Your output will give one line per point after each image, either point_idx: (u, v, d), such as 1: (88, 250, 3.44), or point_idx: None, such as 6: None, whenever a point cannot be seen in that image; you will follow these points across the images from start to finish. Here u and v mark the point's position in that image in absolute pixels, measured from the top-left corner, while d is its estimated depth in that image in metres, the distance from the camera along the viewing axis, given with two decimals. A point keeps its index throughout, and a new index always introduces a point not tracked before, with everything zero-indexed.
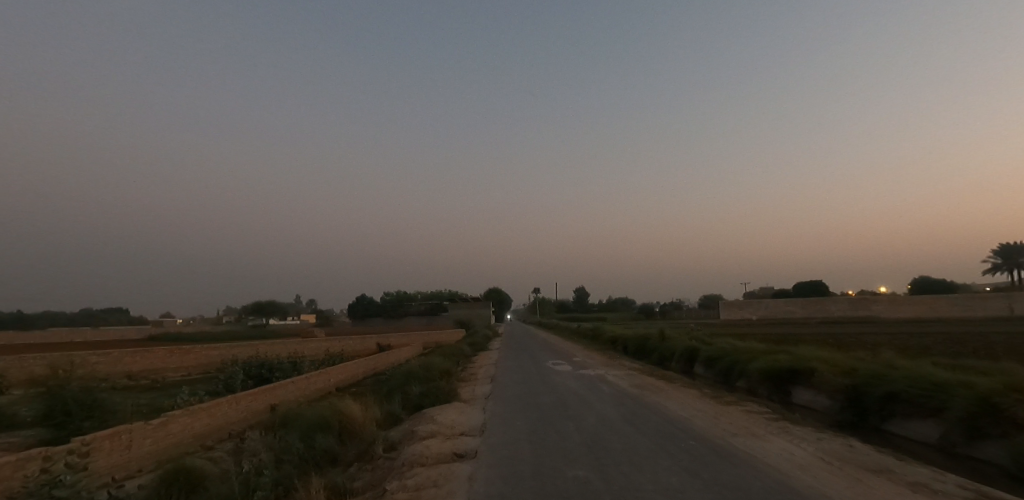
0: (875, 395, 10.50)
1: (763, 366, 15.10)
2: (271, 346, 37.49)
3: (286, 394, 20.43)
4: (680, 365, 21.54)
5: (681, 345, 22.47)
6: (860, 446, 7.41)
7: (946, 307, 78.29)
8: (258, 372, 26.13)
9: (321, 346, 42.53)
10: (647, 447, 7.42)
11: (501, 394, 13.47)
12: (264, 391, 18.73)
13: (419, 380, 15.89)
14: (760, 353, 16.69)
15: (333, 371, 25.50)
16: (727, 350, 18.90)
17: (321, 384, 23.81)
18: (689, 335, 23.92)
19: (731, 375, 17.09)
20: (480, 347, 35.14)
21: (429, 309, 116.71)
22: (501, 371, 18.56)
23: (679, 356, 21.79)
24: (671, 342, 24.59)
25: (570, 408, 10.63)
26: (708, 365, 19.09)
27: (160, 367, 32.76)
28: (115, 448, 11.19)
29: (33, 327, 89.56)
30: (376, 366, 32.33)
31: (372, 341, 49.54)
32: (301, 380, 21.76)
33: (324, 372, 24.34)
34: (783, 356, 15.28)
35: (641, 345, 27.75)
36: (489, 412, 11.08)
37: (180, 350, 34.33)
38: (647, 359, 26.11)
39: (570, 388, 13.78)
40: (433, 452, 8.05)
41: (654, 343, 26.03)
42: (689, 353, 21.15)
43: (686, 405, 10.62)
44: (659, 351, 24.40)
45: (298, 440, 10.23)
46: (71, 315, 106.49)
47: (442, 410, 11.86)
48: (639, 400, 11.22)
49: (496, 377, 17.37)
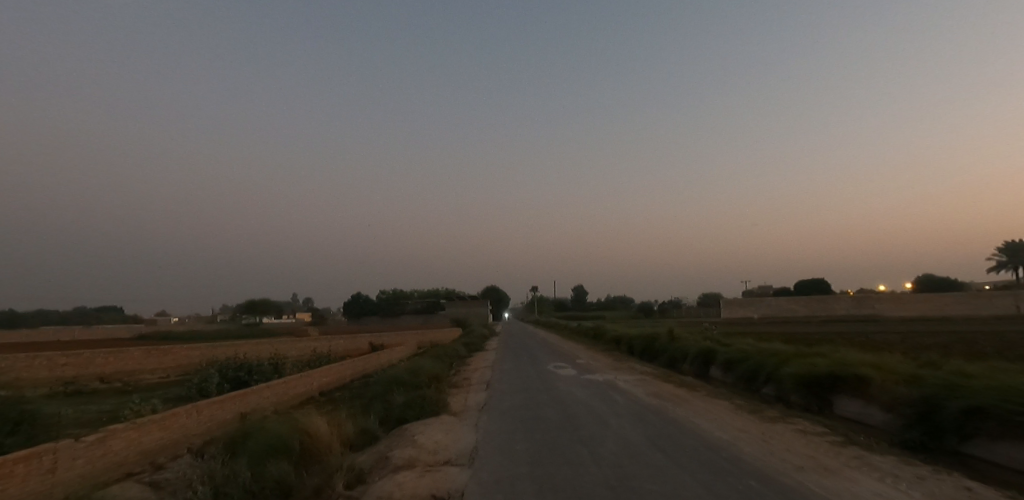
0: (953, 410, 8.55)
1: (797, 372, 13.18)
2: (255, 346, 35.46)
3: (260, 400, 18.46)
4: (695, 368, 19.65)
5: (695, 346, 20.56)
6: (981, 491, 5.51)
7: (951, 306, 76.66)
8: (236, 375, 24.17)
9: (310, 347, 40.53)
10: (692, 488, 5.52)
11: (497, 406, 11.52)
12: (233, 397, 16.73)
13: (404, 387, 13.91)
14: (791, 356, 14.77)
15: (316, 373, 23.57)
16: (750, 352, 17.00)
17: (302, 389, 21.81)
18: (702, 335, 22.04)
19: (756, 381, 15.20)
20: (475, 347, 33.20)
21: (426, 308, 114.76)
22: (499, 376, 16.60)
23: (693, 359, 19.89)
24: (683, 342, 22.68)
25: (581, 426, 8.74)
26: (729, 369, 17.19)
27: (135, 369, 30.76)
28: (33, 472, 9.18)
29: (22, 326, 87.79)
30: (365, 368, 30.37)
31: (365, 341, 47.56)
32: (278, 384, 19.72)
33: (306, 376, 22.38)
34: (820, 360, 13.36)
35: (649, 345, 25.84)
36: (483, 431, 9.15)
37: (157, 351, 32.31)
38: (655, 361, 24.22)
39: (578, 398, 11.87)
40: (408, 492, 6.11)
41: (664, 343, 24.16)
42: (704, 356, 19.28)
43: (722, 422, 8.75)
44: (670, 353, 22.52)
45: (246, 467, 8.25)
46: (62, 315, 104.79)
47: (426, 427, 9.88)
48: (664, 415, 9.36)
49: (492, 383, 15.45)
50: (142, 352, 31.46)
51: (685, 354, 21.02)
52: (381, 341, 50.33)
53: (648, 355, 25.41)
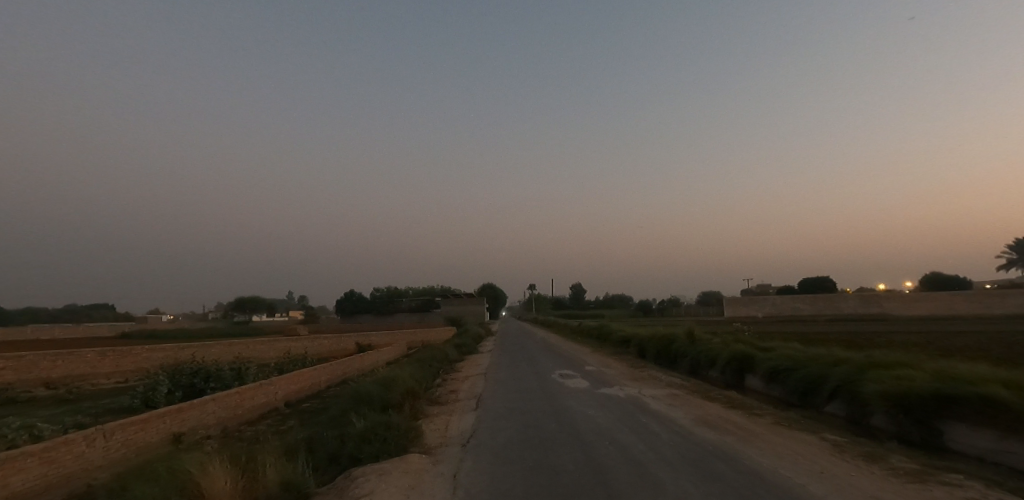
0: None
1: (884, 387, 10.02)
2: (226, 347, 32.04)
3: (204, 416, 15.15)
4: (727, 377, 16.55)
5: (727, 351, 17.36)
6: None
7: (963, 305, 73.95)
8: (190, 382, 20.87)
9: (290, 347, 37.16)
10: None
11: (488, 441, 8.26)
12: (164, 414, 13.43)
13: (367, 409, 10.69)
14: (866, 365, 11.57)
15: (282, 380, 20.30)
16: (802, 359, 13.84)
17: (261, 399, 18.51)
18: (732, 338, 18.87)
19: (820, 397, 12.00)
20: (468, 349, 30.00)
21: (419, 306, 111.22)
22: (493, 390, 13.29)
23: (725, 365, 16.77)
24: (709, 344, 19.59)
25: (618, 487, 5.60)
26: (774, 379, 14.07)
27: (88, 373, 27.39)
28: None
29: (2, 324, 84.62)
30: (344, 372, 27.11)
31: (352, 341, 44.24)
32: (229, 395, 16.41)
33: (267, 384, 19.08)
34: (911, 372, 10.22)
35: (666, 348, 22.75)
36: (464, 493, 5.84)
37: (113, 353, 28.92)
38: (675, 367, 21.04)
39: (599, 426, 8.59)
40: None
41: (684, 347, 21.05)
42: (739, 362, 16.17)
43: (844, 485, 5.50)
44: (693, 357, 19.43)
45: None
46: (51, 312, 102.16)
47: (382, 479, 6.62)
48: (739, 467, 6.20)
49: (485, 399, 12.27)
50: (96, 354, 28.10)
51: (712, 360, 17.91)
52: (369, 340, 47.01)
53: (666, 359, 22.24)
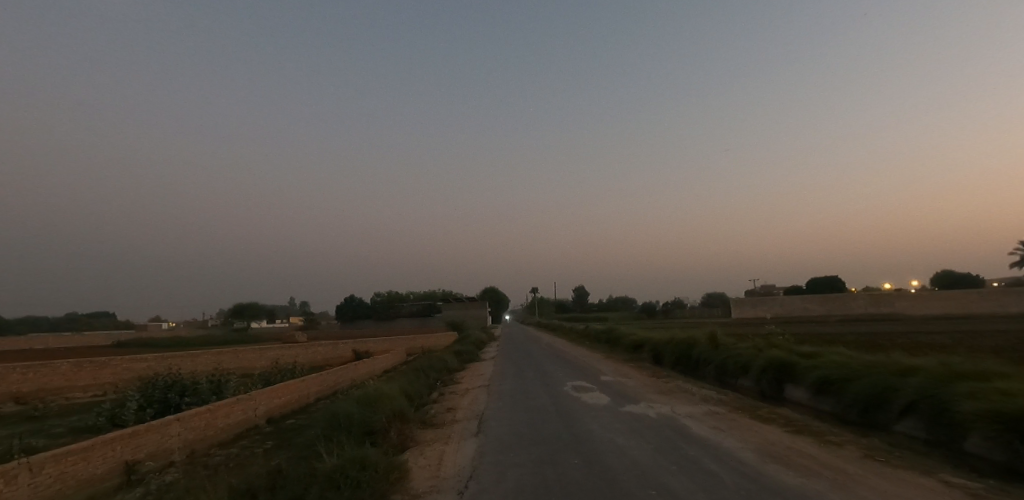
0: None
1: (983, 403, 8.07)
2: (212, 357, 30.05)
3: (165, 439, 13.16)
4: (763, 387, 14.58)
5: (762, 357, 15.32)
6: None
7: (978, 304, 71.73)
8: (163, 397, 18.92)
9: (281, 356, 35.16)
10: None
11: (494, 485, 6.31)
12: (113, 440, 11.43)
13: (342, 440, 8.76)
14: (948, 376, 9.56)
15: (263, 394, 18.35)
16: (858, 368, 11.81)
17: (237, 417, 16.51)
18: (763, 342, 16.87)
19: (890, 414, 9.99)
20: (469, 357, 28.01)
21: (420, 312, 109.06)
22: (497, 408, 11.29)
23: (761, 373, 14.79)
24: (738, 349, 17.63)
25: None
26: (824, 391, 12.10)
27: (62, 387, 25.44)
28: None
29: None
30: (336, 383, 25.15)
31: (349, 348, 42.28)
32: (196, 415, 14.44)
33: (244, 399, 17.11)
34: (1015, 385, 8.25)
35: (687, 353, 20.77)
36: None
37: (91, 364, 27.02)
38: (697, 375, 19.01)
39: (637, 465, 6.61)
40: None
41: (708, 352, 19.08)
42: (778, 370, 14.20)
43: None
44: (721, 363, 17.46)
45: None
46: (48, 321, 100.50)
47: None
48: None
49: (487, 419, 10.34)
50: (72, 366, 26.18)
51: (744, 368, 15.88)
52: (366, 347, 44.96)
53: (686, 365, 20.21)
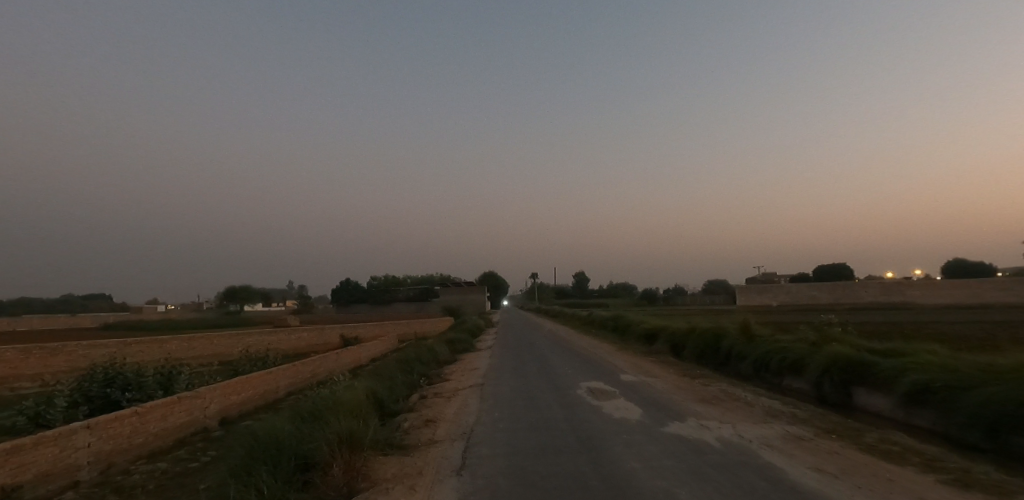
0: None
1: None
2: (179, 343, 27.14)
3: (65, 453, 10.16)
4: (823, 392, 11.63)
5: (821, 355, 12.32)
6: None
7: (994, 294, 68.65)
8: (102, 392, 16.03)
9: (260, 342, 32.30)
10: None
11: None
12: None
13: (255, 488, 5.80)
14: None
15: (213, 391, 15.37)
16: (970, 373, 8.81)
17: (176, 420, 13.57)
18: (816, 334, 13.88)
19: None
20: (463, 347, 25.06)
21: (416, 296, 106.34)
22: (491, 423, 8.33)
23: (821, 374, 11.81)
24: (782, 342, 14.68)
25: None
26: (919, 403, 9.15)
27: (6, 376, 22.50)
28: None
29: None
30: (312, 374, 22.33)
31: (336, 334, 39.46)
32: (115, 420, 11.54)
33: (186, 398, 14.13)
34: None
35: (715, 347, 17.81)
36: None
37: (42, 350, 24.08)
38: (730, 372, 16.09)
39: None
40: None
41: (743, 345, 16.14)
42: (846, 373, 11.21)
43: None
44: (763, 359, 14.50)
45: None
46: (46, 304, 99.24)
47: None
48: None
49: (476, 443, 7.36)
50: (18, 352, 23.21)
51: (795, 367, 12.92)
52: (356, 332, 42.24)
53: (715, 360, 17.29)
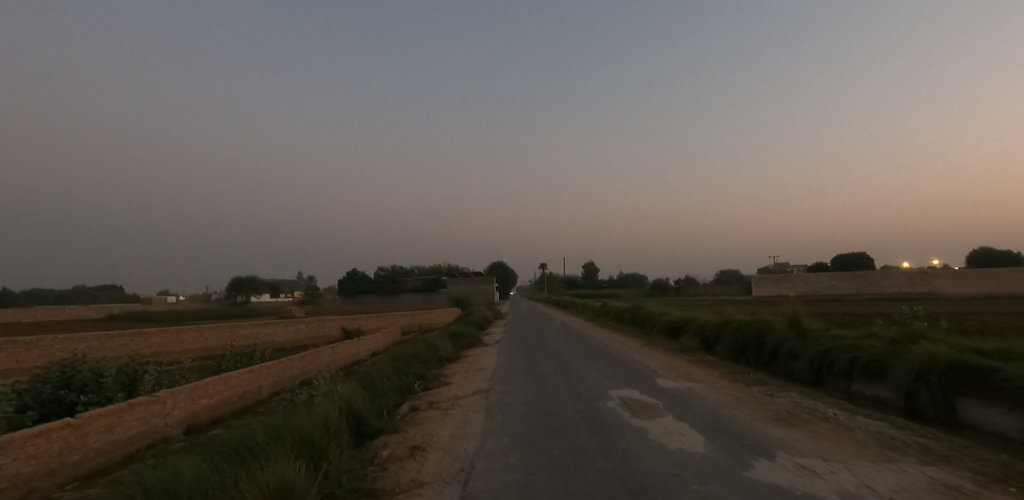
0: None
1: None
2: (163, 337, 25.06)
3: None
4: (918, 402, 9.18)
5: (910, 356, 9.87)
6: None
7: None
8: (55, 395, 13.88)
9: (254, 335, 30.20)
10: None
11: None
12: None
13: None
14: None
15: (176, 394, 13.18)
16: None
17: (124, 432, 11.35)
18: (893, 330, 11.41)
19: None
20: (470, 343, 22.81)
21: (423, 287, 104.34)
22: (498, 457, 6.01)
23: (915, 381, 9.34)
24: (850, 339, 12.19)
25: None
26: None
27: None
28: None
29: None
30: (302, 373, 20.20)
31: (337, 326, 37.38)
32: (41, 434, 9.29)
33: (139, 405, 11.89)
34: None
35: (760, 342, 15.35)
36: None
37: (11, 345, 22.02)
38: (781, 373, 13.68)
39: None
40: None
41: (796, 342, 13.68)
42: (951, 381, 8.76)
43: None
44: (826, 359, 12.04)
45: None
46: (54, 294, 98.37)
47: None
48: None
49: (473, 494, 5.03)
50: None
51: (874, 370, 10.48)
52: (358, 324, 40.16)
53: (761, 359, 14.87)
